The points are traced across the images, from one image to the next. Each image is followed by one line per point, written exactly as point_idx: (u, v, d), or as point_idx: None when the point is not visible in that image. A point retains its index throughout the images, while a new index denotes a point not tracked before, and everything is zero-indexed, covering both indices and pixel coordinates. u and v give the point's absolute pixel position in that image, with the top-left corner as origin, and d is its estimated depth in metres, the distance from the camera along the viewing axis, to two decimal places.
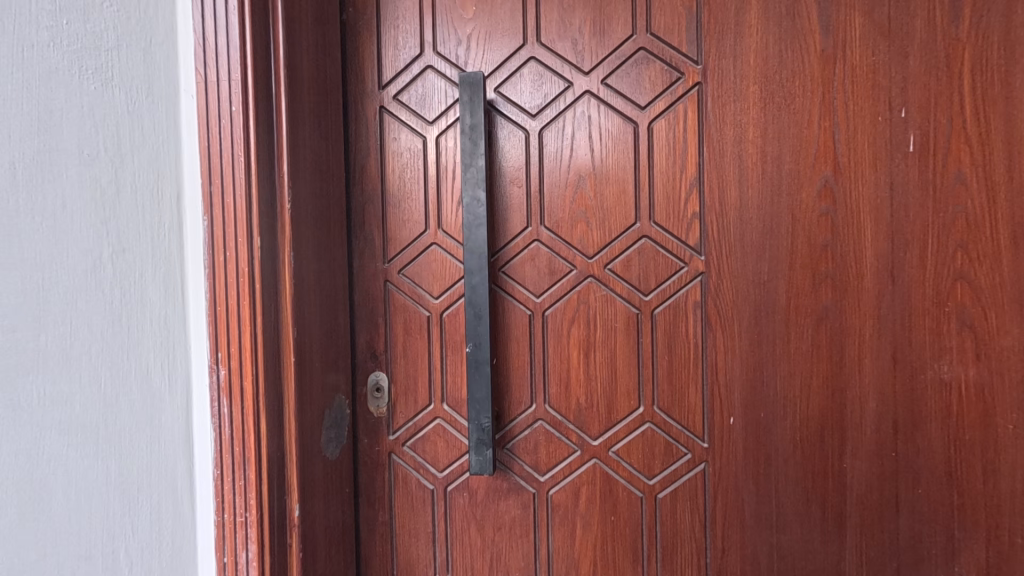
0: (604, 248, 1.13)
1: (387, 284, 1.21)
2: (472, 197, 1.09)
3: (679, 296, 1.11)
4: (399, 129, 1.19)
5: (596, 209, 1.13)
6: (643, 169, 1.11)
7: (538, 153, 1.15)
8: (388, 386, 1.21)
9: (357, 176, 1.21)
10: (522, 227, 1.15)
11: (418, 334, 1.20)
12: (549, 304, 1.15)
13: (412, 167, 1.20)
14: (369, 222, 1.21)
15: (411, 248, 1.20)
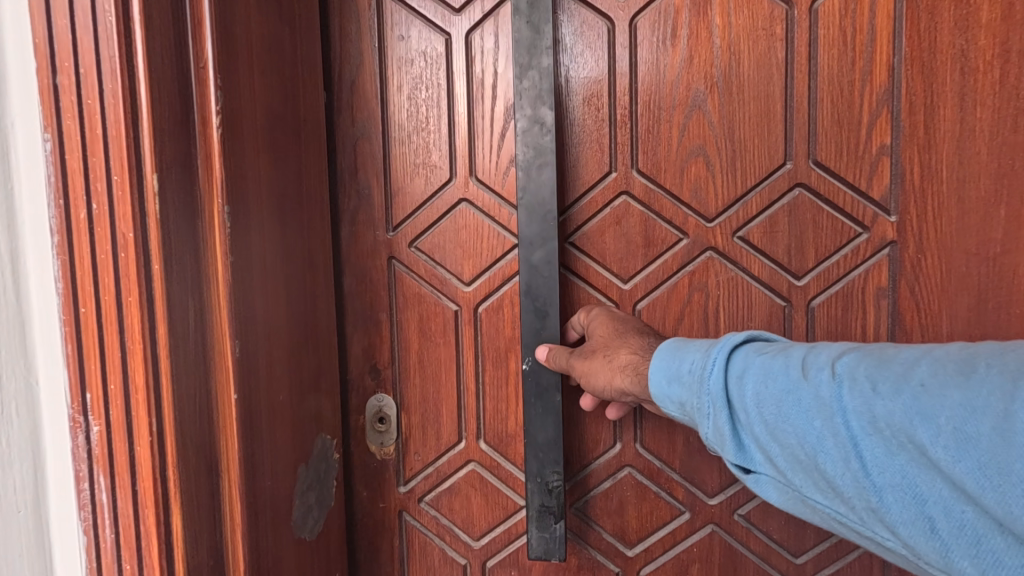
0: (734, 204, 0.73)
1: (393, 264, 0.80)
2: (531, 120, 0.66)
3: (853, 279, 0.71)
4: (409, 23, 0.77)
5: (720, 143, 0.72)
6: (801, 78, 0.70)
7: (629, 56, 0.73)
8: (396, 415, 0.81)
9: (344, 98, 0.79)
10: (602, 173, 0.75)
11: (442, 339, 0.80)
12: (644, 291, 0.75)
13: (428, 80, 0.78)
14: (366, 168, 0.80)
15: (430, 209, 0.79)
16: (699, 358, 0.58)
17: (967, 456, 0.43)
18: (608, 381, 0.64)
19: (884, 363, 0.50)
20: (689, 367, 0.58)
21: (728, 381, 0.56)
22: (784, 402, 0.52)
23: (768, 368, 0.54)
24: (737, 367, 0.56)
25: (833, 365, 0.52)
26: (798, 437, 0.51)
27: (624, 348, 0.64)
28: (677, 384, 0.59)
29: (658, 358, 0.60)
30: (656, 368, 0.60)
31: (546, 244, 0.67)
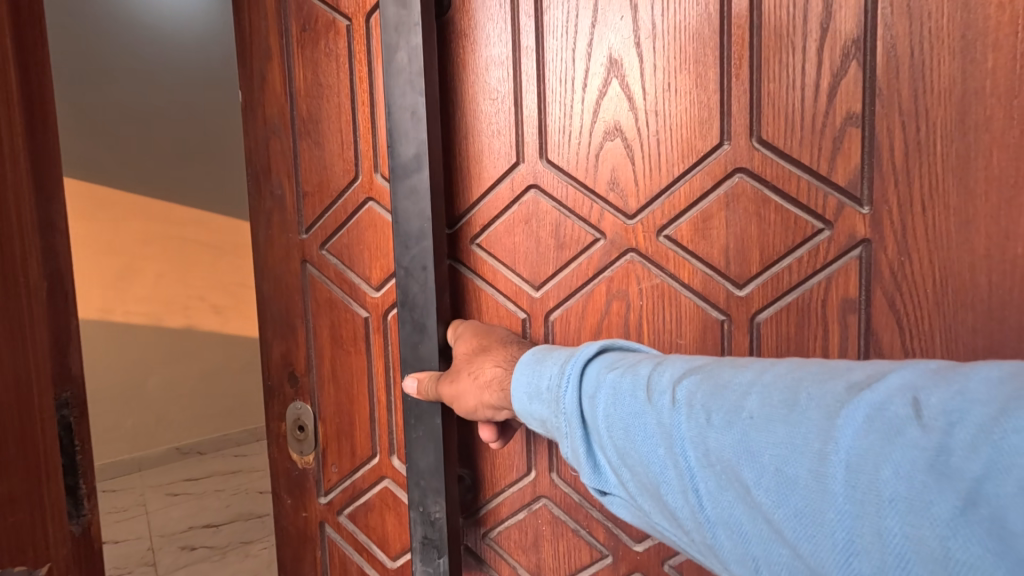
0: (658, 196, 0.60)
1: (306, 268, 0.77)
2: (409, 110, 0.58)
3: (809, 288, 0.56)
4: (311, 12, 0.72)
5: (642, 121, 0.60)
6: (740, 33, 0.55)
7: (534, 27, 0.63)
8: (313, 425, 0.78)
9: (256, 96, 0.77)
10: (508, 165, 0.65)
11: (352, 347, 0.75)
12: (556, 300, 0.65)
13: (330, 69, 0.72)
14: (276, 167, 0.77)
15: (338, 209, 0.74)
16: (555, 374, 0.49)
17: (789, 504, 0.33)
18: (478, 400, 0.55)
19: (725, 384, 0.39)
20: (547, 382, 0.49)
21: (581, 399, 0.46)
22: (626, 428, 0.42)
23: (617, 387, 0.44)
24: (590, 386, 0.46)
25: (679, 384, 0.41)
26: (640, 465, 0.41)
27: (489, 360, 0.55)
28: (538, 401, 0.49)
29: (517, 374, 0.51)
30: (520, 385, 0.51)
31: (422, 250, 0.59)
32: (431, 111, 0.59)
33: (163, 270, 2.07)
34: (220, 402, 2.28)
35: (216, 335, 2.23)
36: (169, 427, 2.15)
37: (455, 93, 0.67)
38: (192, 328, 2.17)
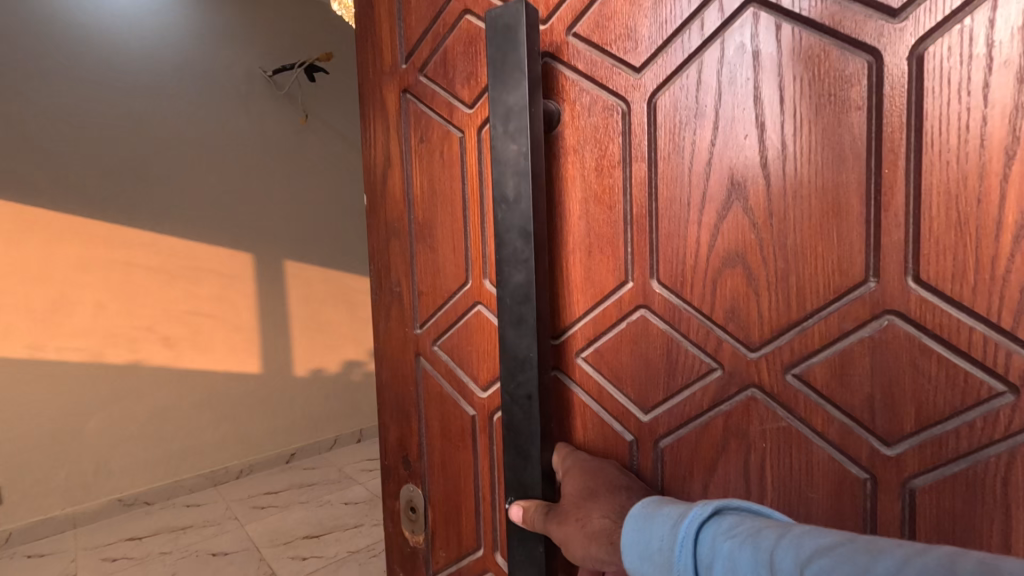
0: (788, 330, 0.54)
1: (419, 361, 0.81)
2: (518, 239, 0.58)
3: (982, 459, 0.46)
4: (428, 124, 0.76)
5: (768, 250, 0.54)
6: (892, 160, 0.48)
7: (651, 145, 0.60)
8: (423, 509, 0.83)
9: (378, 200, 0.83)
10: (616, 283, 0.63)
11: (459, 442, 0.78)
12: (667, 427, 0.61)
13: (444, 178, 0.75)
14: (395, 267, 0.82)
15: (449, 310, 0.77)
16: (665, 533, 0.46)
17: None
18: (585, 553, 0.54)
19: (866, 573, 0.35)
20: (658, 544, 0.46)
21: (698, 569, 0.43)
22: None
23: (737, 559, 0.41)
24: (707, 553, 0.43)
25: (806, 560, 0.38)
26: None
27: (598, 510, 0.54)
28: (647, 563, 0.47)
29: (627, 532, 0.49)
30: (629, 540, 0.49)
31: (526, 377, 0.59)
32: (537, 240, 0.58)
33: (105, 303, 2.37)
34: (171, 444, 2.59)
35: (168, 368, 2.57)
36: (115, 477, 2.44)
37: (563, 207, 0.66)
38: (140, 361, 2.48)
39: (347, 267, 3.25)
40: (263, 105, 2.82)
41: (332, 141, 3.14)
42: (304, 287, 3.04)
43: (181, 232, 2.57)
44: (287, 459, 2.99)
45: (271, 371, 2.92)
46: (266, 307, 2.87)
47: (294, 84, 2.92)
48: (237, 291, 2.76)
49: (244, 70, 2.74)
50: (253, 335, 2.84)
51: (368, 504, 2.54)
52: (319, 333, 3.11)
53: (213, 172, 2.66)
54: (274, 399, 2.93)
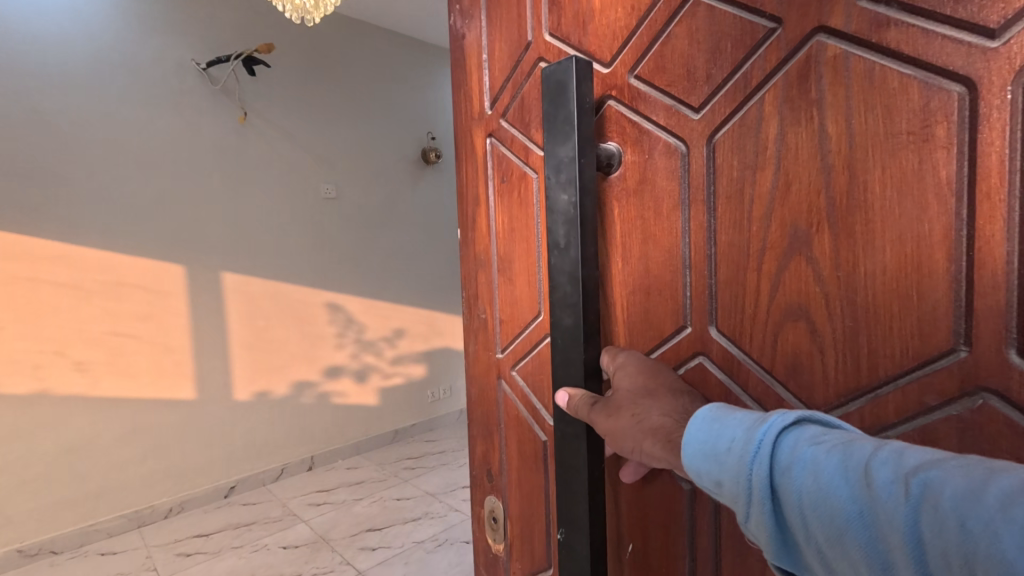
0: (856, 396, 0.48)
1: (500, 382, 0.86)
2: (567, 284, 0.59)
3: None
4: (509, 165, 0.80)
5: (834, 303, 0.48)
6: (992, 210, 0.39)
7: (712, 185, 0.56)
8: (504, 519, 0.87)
9: (468, 235, 0.90)
10: (675, 327, 0.60)
11: (532, 464, 0.80)
12: None
13: (519, 217, 0.78)
14: (481, 296, 0.88)
15: (525, 339, 0.79)
16: (739, 436, 0.44)
17: None
18: (636, 446, 0.53)
19: (981, 488, 0.32)
20: (728, 443, 0.44)
21: (772, 468, 0.41)
22: (840, 511, 0.38)
23: (824, 463, 0.39)
24: (785, 454, 0.41)
25: (910, 473, 0.35)
26: (854, 553, 0.37)
27: (656, 408, 0.53)
28: (714, 462, 0.44)
29: (694, 427, 0.47)
30: (694, 442, 0.46)
31: (571, 419, 0.59)
32: (586, 286, 0.58)
33: (13, 327, 2.64)
34: (89, 479, 2.86)
35: (84, 395, 2.84)
36: (33, 521, 2.71)
37: (625, 246, 0.65)
38: (48, 390, 2.73)
39: (296, 281, 3.59)
40: (196, 101, 3.14)
41: (274, 142, 3.46)
42: (245, 304, 3.37)
43: (95, 244, 2.84)
44: (225, 493, 3.31)
45: (203, 396, 3.22)
46: (197, 324, 3.18)
47: (230, 77, 3.24)
48: (168, 306, 3.08)
49: (174, 62, 3.05)
50: (184, 357, 3.14)
51: (310, 548, 2.71)
52: (261, 351, 3.45)
53: (145, 204, 2.99)
54: (215, 425, 3.28)
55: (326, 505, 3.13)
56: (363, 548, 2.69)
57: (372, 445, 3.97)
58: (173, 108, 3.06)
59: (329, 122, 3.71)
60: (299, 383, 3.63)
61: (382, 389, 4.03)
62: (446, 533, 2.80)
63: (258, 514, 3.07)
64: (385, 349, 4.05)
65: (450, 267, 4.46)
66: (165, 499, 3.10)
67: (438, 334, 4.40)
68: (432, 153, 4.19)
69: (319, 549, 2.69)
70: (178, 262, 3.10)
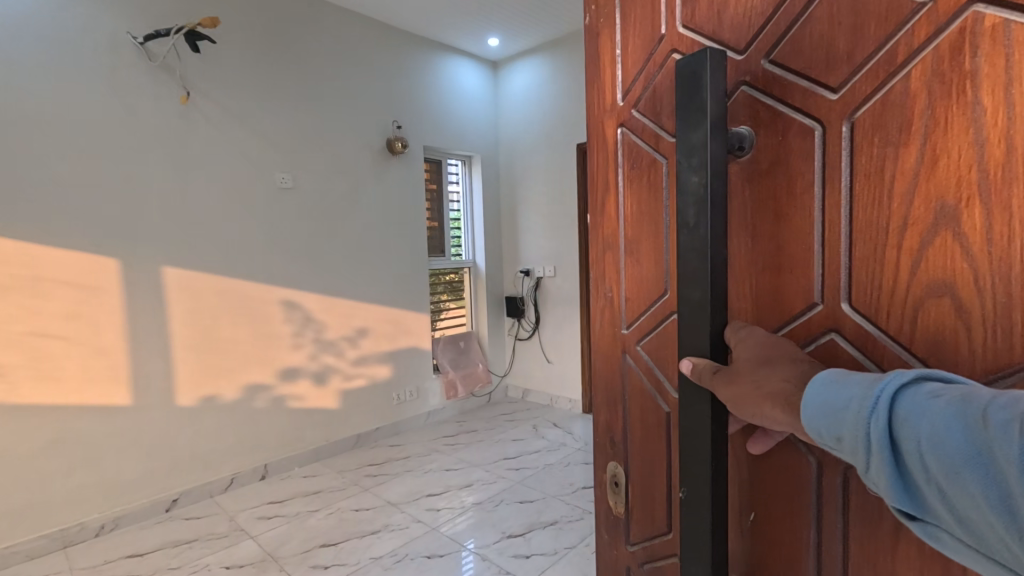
0: (1008, 371, 0.42)
1: (625, 356, 0.85)
2: (694, 262, 0.55)
3: None
4: (638, 151, 0.78)
5: (984, 281, 0.43)
6: None
7: (849, 167, 0.52)
8: (626, 483, 0.86)
9: (598, 221, 0.90)
10: (804, 304, 0.57)
11: (655, 433, 0.79)
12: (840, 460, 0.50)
13: (649, 205, 0.75)
14: (609, 275, 0.87)
15: (650, 313, 0.77)
16: (857, 393, 0.41)
17: None
18: (757, 411, 0.50)
19: None
20: (846, 400, 0.42)
21: (891, 420, 0.39)
22: (958, 450, 0.35)
23: (943, 409, 0.36)
24: (905, 406, 0.39)
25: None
26: (977, 494, 0.34)
27: (778, 375, 0.49)
28: (830, 419, 0.43)
29: (812, 392, 0.45)
30: (814, 403, 0.44)
31: (693, 392, 0.56)
32: (715, 264, 0.53)
33: None
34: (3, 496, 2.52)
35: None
36: None
37: (755, 226, 0.63)
38: None
39: (248, 277, 3.33)
40: (132, 77, 2.85)
41: (223, 125, 3.20)
42: (189, 301, 3.09)
43: (14, 232, 2.52)
44: (167, 507, 3.02)
45: (140, 402, 2.93)
46: (134, 323, 2.89)
47: (170, 52, 2.96)
48: (100, 303, 2.77)
49: (105, 32, 2.75)
50: (118, 359, 2.84)
51: (256, 567, 2.46)
52: (208, 351, 3.18)
53: (74, 190, 2.68)
54: (155, 435, 2.99)
55: (278, 519, 2.90)
56: (315, 566, 2.45)
57: (332, 451, 3.76)
58: (106, 85, 2.77)
59: (285, 109, 3.49)
60: (251, 386, 3.37)
61: (343, 390, 3.83)
62: (407, 547, 2.57)
63: (202, 529, 2.81)
64: (347, 350, 3.86)
65: (416, 264, 4.30)
66: (97, 516, 2.78)
67: (404, 333, 4.24)
68: (396, 143, 4.03)
69: (266, 569, 2.44)
70: (113, 255, 2.81)
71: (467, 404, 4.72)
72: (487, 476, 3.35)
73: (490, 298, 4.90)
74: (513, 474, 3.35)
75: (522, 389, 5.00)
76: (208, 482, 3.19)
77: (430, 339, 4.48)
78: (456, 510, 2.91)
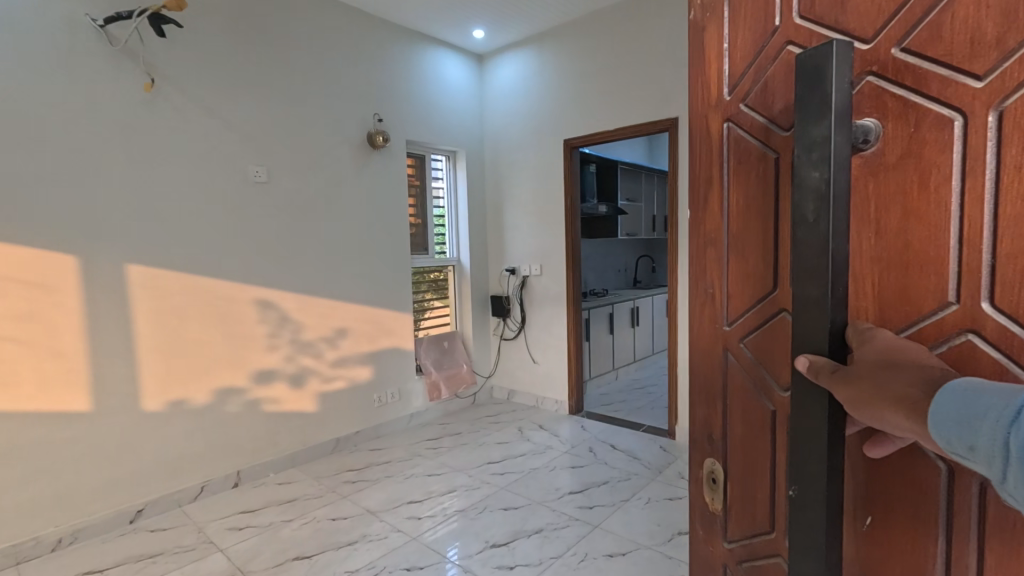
0: None
1: (726, 353, 0.85)
2: (813, 257, 0.53)
3: None
4: (746, 147, 0.77)
5: None
6: None
7: (996, 157, 0.48)
8: (724, 481, 0.88)
9: (699, 216, 0.87)
10: (936, 303, 0.53)
11: (759, 430, 0.80)
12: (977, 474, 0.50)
13: (761, 202, 0.74)
14: (709, 270, 0.86)
15: (757, 311, 0.77)
16: (997, 402, 0.39)
17: None
18: (885, 418, 0.48)
19: None
20: (984, 408, 0.40)
21: None
22: None
23: None
24: None
25: None
26: None
27: (906, 380, 0.47)
28: (962, 428, 0.40)
29: (943, 400, 0.43)
30: (946, 409, 0.42)
31: (808, 389, 0.55)
32: (836, 260, 0.52)
33: None
34: None
35: None
36: None
37: (879, 222, 0.57)
38: None
39: (221, 275, 3.18)
40: (92, 61, 2.67)
41: (192, 115, 3.03)
42: (157, 300, 2.92)
43: None
44: (131, 518, 2.85)
45: (100, 407, 2.75)
46: (96, 324, 2.71)
47: (134, 36, 2.78)
48: (58, 303, 2.59)
49: (62, 12, 2.56)
50: (77, 362, 2.66)
51: None
52: (178, 354, 3.02)
53: (29, 181, 2.50)
54: (117, 443, 2.80)
55: (250, 529, 2.75)
56: None
57: (309, 456, 3.61)
58: (64, 69, 2.58)
59: (260, 100, 3.33)
60: (223, 390, 3.21)
61: (321, 393, 3.69)
62: (386, 559, 2.45)
63: (169, 542, 2.65)
64: (326, 350, 3.72)
65: (399, 262, 4.18)
66: (54, 529, 2.60)
67: (386, 334, 4.10)
68: (378, 137, 3.90)
69: None
70: (72, 252, 2.63)
71: (451, 405, 4.61)
72: (470, 481, 3.24)
73: (475, 297, 4.79)
74: (498, 479, 3.25)
75: (507, 389, 4.91)
76: (178, 490, 3.02)
77: (413, 340, 4.36)
78: (438, 518, 2.80)
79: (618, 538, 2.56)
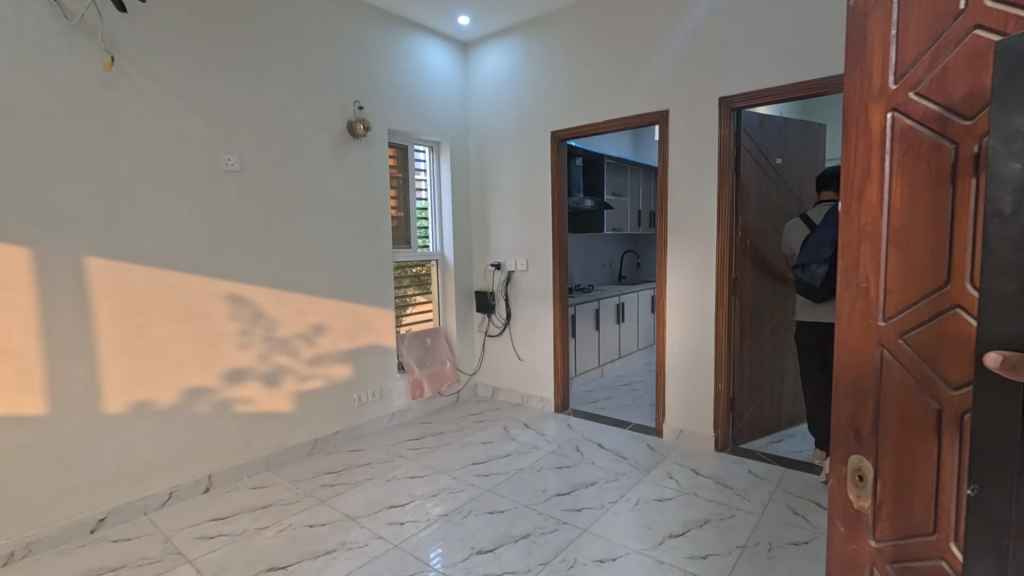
0: None
1: (880, 349, 0.96)
2: (1011, 251, 0.64)
3: None
4: (915, 138, 0.88)
5: None
6: None
7: None
8: (874, 479, 0.99)
9: (853, 207, 0.97)
10: None
11: (919, 426, 0.92)
12: None
13: (934, 186, 0.87)
14: (863, 264, 0.97)
15: (916, 311, 0.90)
16: None
17: None
18: None
19: None
20: None
21: None
22: None
23: None
24: None
25: None
26: None
27: None
28: None
29: None
30: None
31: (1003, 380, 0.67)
32: None
33: None
34: None
35: None
36: None
37: None
38: None
39: (192, 270, 3.01)
40: (44, 38, 2.47)
41: (158, 99, 2.85)
42: (122, 296, 2.75)
43: None
44: (92, 528, 2.67)
45: (58, 410, 2.57)
46: (53, 322, 2.53)
47: (90, 12, 2.58)
48: (9, 299, 2.41)
49: None
50: (29, 363, 2.48)
51: None
52: (145, 353, 2.85)
53: None
54: (74, 448, 2.62)
55: (220, 538, 2.61)
56: None
57: (283, 459, 3.46)
58: (14, 46, 2.38)
59: (236, 86, 3.17)
60: (191, 390, 3.04)
61: (296, 393, 3.53)
62: (367, 568, 2.34)
63: (132, 554, 2.49)
64: (302, 348, 3.56)
65: (383, 256, 4.04)
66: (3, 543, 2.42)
67: (365, 331, 3.96)
68: (358, 125, 3.75)
69: None
70: (25, 244, 2.44)
71: (433, 404, 4.49)
72: (455, 483, 3.14)
73: (460, 292, 4.68)
74: (482, 481, 3.16)
75: (491, 387, 4.81)
76: (142, 497, 2.86)
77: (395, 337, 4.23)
78: (420, 524, 2.69)
79: (608, 541, 2.49)
